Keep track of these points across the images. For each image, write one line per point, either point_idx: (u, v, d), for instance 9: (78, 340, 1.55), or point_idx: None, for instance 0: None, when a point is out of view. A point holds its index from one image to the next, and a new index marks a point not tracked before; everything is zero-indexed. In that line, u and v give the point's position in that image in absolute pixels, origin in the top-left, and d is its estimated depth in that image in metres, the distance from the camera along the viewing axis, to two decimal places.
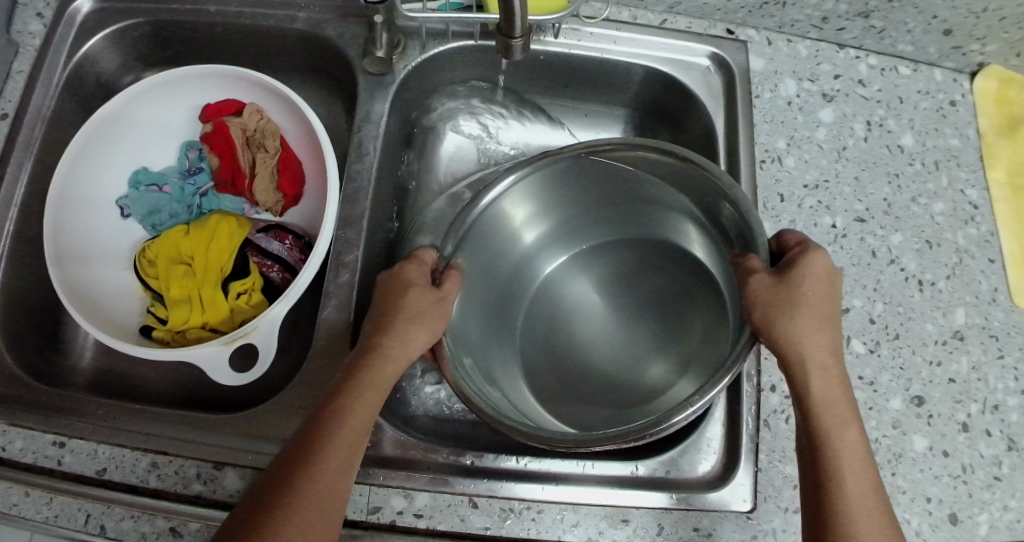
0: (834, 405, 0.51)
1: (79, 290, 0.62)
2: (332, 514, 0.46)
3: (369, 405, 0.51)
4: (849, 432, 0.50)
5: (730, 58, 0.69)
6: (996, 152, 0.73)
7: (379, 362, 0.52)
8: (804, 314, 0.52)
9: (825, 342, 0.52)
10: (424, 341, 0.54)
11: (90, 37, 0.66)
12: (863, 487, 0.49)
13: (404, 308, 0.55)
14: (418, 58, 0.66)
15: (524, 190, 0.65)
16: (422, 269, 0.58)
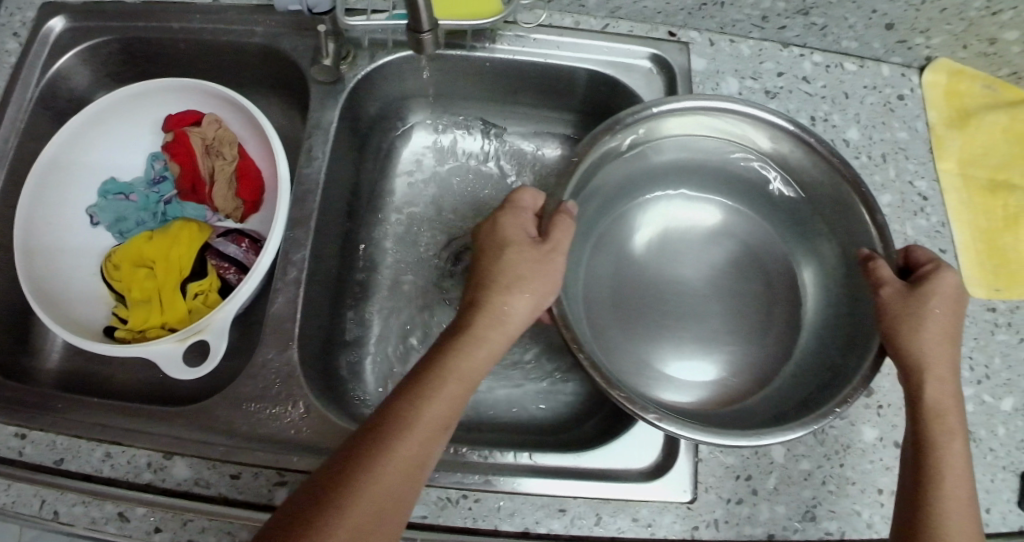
0: (941, 415, 0.51)
1: (45, 289, 0.65)
2: (411, 484, 0.44)
3: (470, 365, 0.50)
4: (956, 444, 0.50)
5: (670, 58, 0.70)
6: (946, 144, 0.73)
7: (481, 325, 0.52)
8: (931, 323, 0.52)
9: (948, 355, 0.52)
10: (527, 308, 0.54)
11: (62, 55, 0.71)
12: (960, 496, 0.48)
13: (505, 274, 0.54)
14: (368, 67, 0.68)
15: (660, 125, 0.64)
16: (521, 230, 0.57)
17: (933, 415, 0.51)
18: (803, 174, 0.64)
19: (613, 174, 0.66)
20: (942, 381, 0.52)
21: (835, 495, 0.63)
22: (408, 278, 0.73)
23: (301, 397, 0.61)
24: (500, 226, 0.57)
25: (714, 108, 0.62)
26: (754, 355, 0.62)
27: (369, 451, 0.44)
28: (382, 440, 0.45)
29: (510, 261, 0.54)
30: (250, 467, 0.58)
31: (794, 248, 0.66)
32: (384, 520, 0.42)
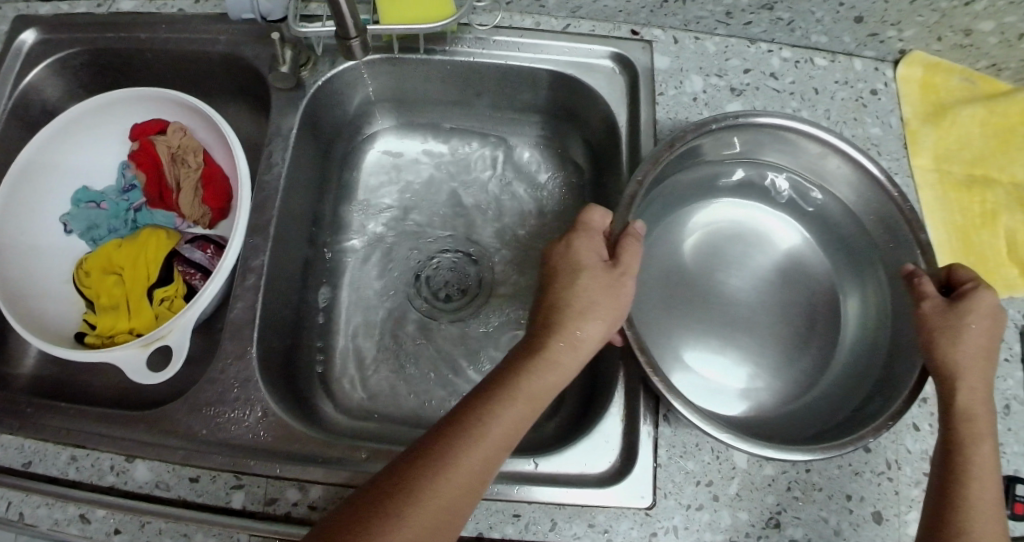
0: (974, 422, 0.49)
1: (17, 296, 0.67)
2: (466, 501, 0.44)
3: (540, 387, 0.50)
4: (985, 450, 0.48)
5: (632, 57, 0.69)
6: (920, 140, 0.71)
7: (554, 348, 0.50)
8: (970, 336, 0.51)
9: (986, 360, 0.51)
10: (598, 335, 0.51)
11: (34, 67, 0.72)
12: (988, 502, 0.47)
13: (577, 297, 0.52)
14: (328, 73, 0.69)
15: (729, 137, 0.61)
16: (595, 249, 0.54)
17: (964, 420, 0.49)
18: (860, 196, 0.61)
19: (676, 181, 0.64)
20: (978, 392, 0.50)
21: (800, 502, 0.62)
22: (374, 282, 0.74)
23: (257, 403, 0.62)
24: (575, 246, 0.54)
25: (784, 122, 0.59)
26: (797, 370, 0.60)
27: (431, 462, 0.44)
28: (446, 453, 0.45)
29: (584, 285, 0.52)
30: (208, 471, 0.59)
31: (838, 261, 0.64)
32: (438, 532, 0.42)
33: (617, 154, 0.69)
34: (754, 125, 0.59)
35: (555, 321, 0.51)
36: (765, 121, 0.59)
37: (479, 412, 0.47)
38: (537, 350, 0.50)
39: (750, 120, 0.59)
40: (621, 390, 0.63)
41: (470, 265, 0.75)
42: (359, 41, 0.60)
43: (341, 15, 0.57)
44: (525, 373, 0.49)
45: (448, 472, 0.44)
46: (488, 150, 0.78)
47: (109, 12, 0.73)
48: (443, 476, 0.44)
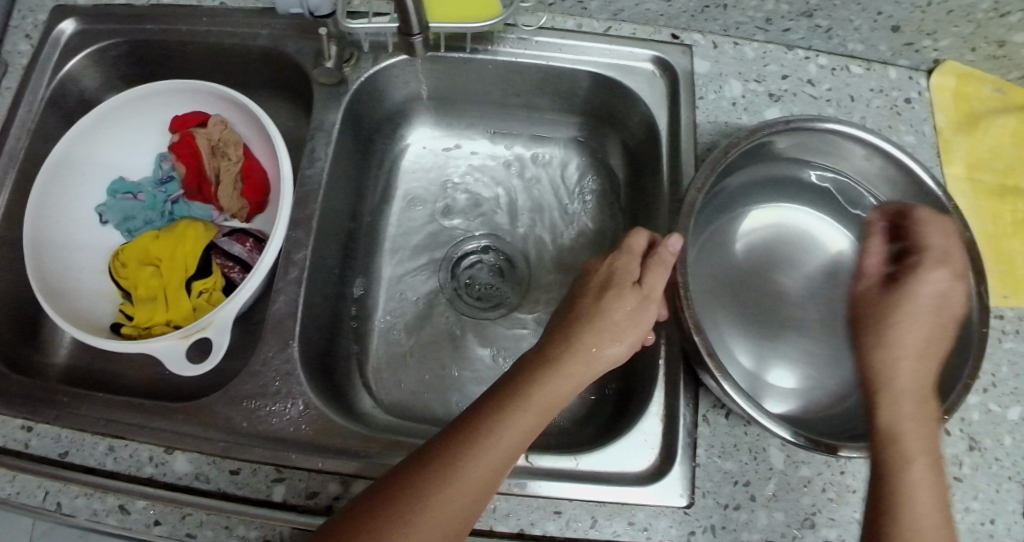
0: (899, 441, 0.47)
1: (54, 286, 0.67)
2: (478, 502, 0.45)
3: (556, 397, 0.50)
4: (915, 468, 0.45)
5: (673, 61, 0.70)
6: (953, 148, 0.72)
7: (572, 361, 0.52)
8: (904, 321, 0.51)
9: (911, 373, 0.49)
10: (618, 353, 0.53)
11: (72, 56, 0.72)
12: (932, 524, 0.44)
13: (606, 315, 0.54)
14: (371, 69, 0.69)
15: (787, 141, 0.63)
16: (629, 270, 0.56)
17: (890, 440, 0.47)
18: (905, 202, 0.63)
19: (734, 181, 0.65)
20: (918, 385, 0.49)
21: (835, 503, 0.62)
22: (409, 279, 0.74)
23: (299, 396, 0.62)
24: (612, 265, 0.57)
25: (841, 129, 0.61)
26: (847, 372, 0.61)
27: (441, 466, 0.45)
28: (457, 456, 0.45)
29: (613, 306, 0.54)
30: (249, 463, 0.59)
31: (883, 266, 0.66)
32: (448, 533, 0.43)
33: (657, 156, 0.69)
34: (812, 130, 0.61)
35: (579, 336, 0.52)
36: (823, 127, 0.61)
37: (492, 418, 0.47)
38: (554, 361, 0.51)
39: (809, 125, 0.61)
40: (660, 390, 0.64)
41: (508, 266, 0.76)
42: (420, 37, 0.63)
43: (406, 10, 0.59)
44: (540, 383, 0.50)
45: (462, 473, 0.44)
46: (525, 150, 0.79)
47: (150, 4, 0.73)
48: (454, 484, 0.44)
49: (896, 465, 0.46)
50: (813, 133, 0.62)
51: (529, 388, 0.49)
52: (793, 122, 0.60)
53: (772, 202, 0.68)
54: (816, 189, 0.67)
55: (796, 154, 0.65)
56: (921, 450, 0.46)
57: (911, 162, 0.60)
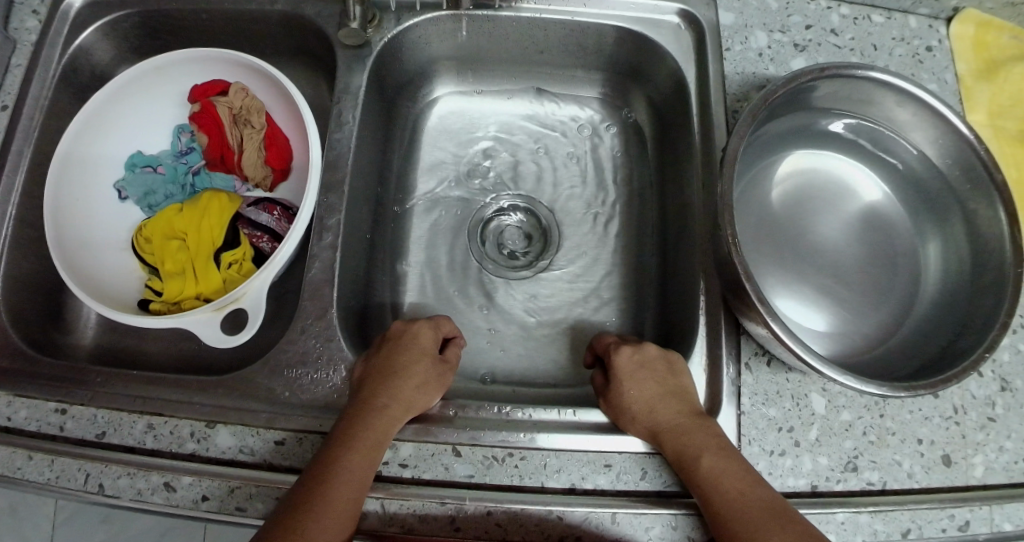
0: (692, 455, 0.54)
1: (77, 267, 0.65)
2: (347, 513, 0.49)
3: (377, 429, 0.54)
4: (716, 463, 0.53)
5: (697, 13, 0.71)
6: (974, 95, 0.75)
7: (374, 391, 0.56)
8: (634, 376, 0.59)
9: (662, 406, 0.57)
10: (428, 396, 0.58)
11: (84, 30, 0.71)
12: (749, 502, 0.50)
13: (410, 363, 0.59)
14: (395, 29, 0.69)
15: (824, 89, 0.63)
16: (433, 333, 0.63)
17: (686, 459, 0.54)
18: (938, 144, 0.62)
19: (773, 127, 0.66)
20: (673, 420, 0.56)
21: (875, 446, 0.63)
22: (437, 246, 0.74)
23: (341, 363, 0.60)
24: (412, 334, 0.62)
25: (876, 76, 0.60)
26: (877, 317, 0.63)
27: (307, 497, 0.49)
28: (316, 487, 0.49)
29: (404, 362, 0.59)
30: (294, 433, 0.58)
31: (919, 216, 0.65)
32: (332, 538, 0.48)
33: (686, 111, 0.71)
34: (850, 77, 0.61)
35: (373, 386, 0.57)
36: (862, 75, 0.61)
37: (324, 465, 0.51)
38: (375, 394, 0.56)
39: (846, 73, 0.60)
40: (701, 341, 0.63)
41: (537, 228, 0.76)
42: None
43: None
44: (365, 422, 0.54)
45: (324, 498, 0.49)
46: (549, 111, 0.80)
47: None
48: (323, 506, 0.48)
49: (701, 468, 0.53)
50: (850, 81, 0.62)
51: (354, 428, 0.53)
52: (829, 71, 0.60)
53: (810, 147, 0.68)
54: (848, 137, 0.67)
55: (830, 103, 0.65)
56: (713, 464, 0.53)
57: (943, 108, 0.60)
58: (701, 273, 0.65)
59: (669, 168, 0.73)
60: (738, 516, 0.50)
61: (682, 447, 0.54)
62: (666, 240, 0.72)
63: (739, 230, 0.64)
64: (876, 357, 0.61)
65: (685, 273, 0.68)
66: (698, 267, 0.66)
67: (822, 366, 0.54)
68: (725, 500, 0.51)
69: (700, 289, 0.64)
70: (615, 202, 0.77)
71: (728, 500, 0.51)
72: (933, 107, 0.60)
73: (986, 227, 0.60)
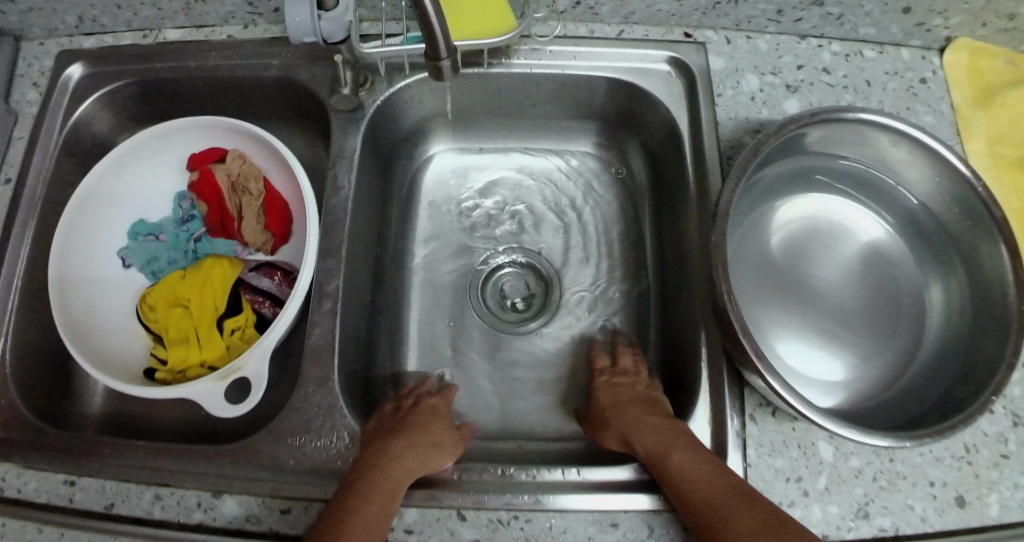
0: (660, 451, 0.55)
1: (83, 339, 0.66)
2: None
3: (391, 482, 0.54)
4: (682, 455, 0.54)
5: (687, 59, 0.73)
6: (972, 125, 0.74)
7: (390, 444, 0.57)
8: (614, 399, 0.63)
9: (634, 414, 0.60)
10: (441, 459, 0.59)
11: (83, 100, 0.73)
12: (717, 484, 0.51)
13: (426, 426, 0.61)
14: (387, 91, 0.71)
15: (815, 133, 0.63)
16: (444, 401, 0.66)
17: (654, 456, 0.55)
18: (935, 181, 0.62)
19: (769, 174, 0.66)
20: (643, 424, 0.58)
21: (886, 491, 0.62)
22: (436, 300, 0.76)
23: (344, 429, 0.60)
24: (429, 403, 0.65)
25: (866, 118, 0.60)
26: (881, 360, 0.62)
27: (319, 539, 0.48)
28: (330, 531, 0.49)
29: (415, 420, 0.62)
30: (300, 501, 0.58)
31: (920, 257, 0.65)
32: None
33: (681, 156, 0.71)
34: (841, 120, 0.61)
35: (383, 437, 0.59)
36: (852, 117, 0.60)
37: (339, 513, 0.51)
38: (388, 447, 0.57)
39: (837, 117, 0.60)
40: (706, 394, 0.63)
41: (537, 280, 0.79)
42: (449, 61, 0.51)
43: (432, 34, 0.47)
44: (376, 467, 0.55)
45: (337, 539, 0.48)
46: (545, 161, 0.82)
47: (156, 42, 0.73)
48: None
49: (669, 461, 0.54)
50: (842, 124, 0.61)
51: (366, 472, 0.54)
52: (819, 116, 0.60)
53: (808, 190, 0.68)
54: (843, 179, 0.67)
55: (822, 145, 0.65)
56: (680, 456, 0.54)
57: (940, 148, 0.60)
58: (702, 322, 0.65)
59: (665, 214, 0.74)
60: (705, 500, 0.50)
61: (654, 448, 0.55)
62: (666, 287, 0.73)
63: (738, 280, 0.64)
64: (884, 401, 0.60)
65: (687, 321, 0.68)
66: (698, 316, 0.66)
67: (828, 422, 0.54)
68: (693, 488, 0.51)
69: (702, 339, 0.64)
70: (613, 250, 0.78)
71: (699, 487, 0.51)
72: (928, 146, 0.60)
73: (988, 267, 0.59)
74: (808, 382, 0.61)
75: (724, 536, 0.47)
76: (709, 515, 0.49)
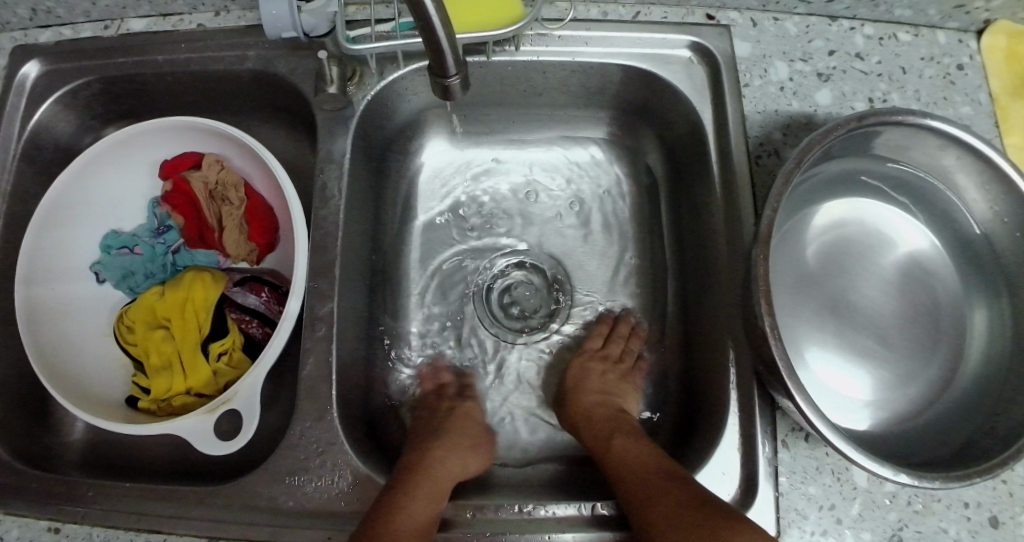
0: (615, 437, 0.60)
1: (57, 370, 0.61)
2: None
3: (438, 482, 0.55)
4: (629, 442, 0.58)
5: (710, 45, 0.66)
6: (1011, 116, 0.69)
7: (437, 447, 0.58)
8: (596, 375, 0.66)
9: (603, 401, 0.64)
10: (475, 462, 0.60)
11: (41, 101, 0.65)
12: (650, 461, 0.55)
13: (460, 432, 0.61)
14: (378, 85, 0.64)
15: (865, 136, 0.57)
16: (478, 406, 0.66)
17: (604, 439, 0.60)
18: (983, 187, 0.57)
19: (809, 179, 0.61)
20: (606, 413, 0.63)
21: (920, 515, 0.58)
22: (441, 312, 0.71)
23: (346, 467, 0.56)
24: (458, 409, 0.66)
25: (917, 120, 0.55)
26: (923, 381, 0.58)
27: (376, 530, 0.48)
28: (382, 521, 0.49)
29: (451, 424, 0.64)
30: None
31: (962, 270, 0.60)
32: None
33: (703, 155, 0.66)
34: (888, 123, 0.55)
35: (430, 437, 0.60)
36: (900, 120, 0.55)
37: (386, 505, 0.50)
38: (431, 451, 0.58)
39: (884, 120, 0.55)
40: (733, 419, 0.59)
41: (547, 287, 0.73)
42: (458, 80, 0.45)
43: (439, 51, 0.42)
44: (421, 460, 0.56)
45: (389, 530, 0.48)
46: (553, 156, 0.76)
47: (119, 34, 0.66)
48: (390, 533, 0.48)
49: (617, 443, 0.59)
50: (890, 127, 0.56)
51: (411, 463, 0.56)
52: (867, 120, 0.54)
53: (845, 194, 0.63)
54: (881, 183, 0.62)
55: (865, 148, 0.60)
56: (623, 443, 0.58)
57: (993, 154, 0.55)
58: (730, 340, 0.61)
59: (686, 215, 0.70)
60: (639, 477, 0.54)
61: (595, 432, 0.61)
62: (687, 296, 0.69)
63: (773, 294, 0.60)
64: (925, 425, 0.56)
65: (712, 336, 0.64)
66: (726, 333, 0.62)
67: (873, 464, 0.49)
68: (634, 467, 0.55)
69: (730, 359, 0.60)
70: (627, 255, 0.73)
71: (631, 467, 0.55)
72: (984, 152, 0.55)
73: None
74: (845, 407, 0.57)
75: (644, 507, 0.51)
76: (638, 490, 0.53)
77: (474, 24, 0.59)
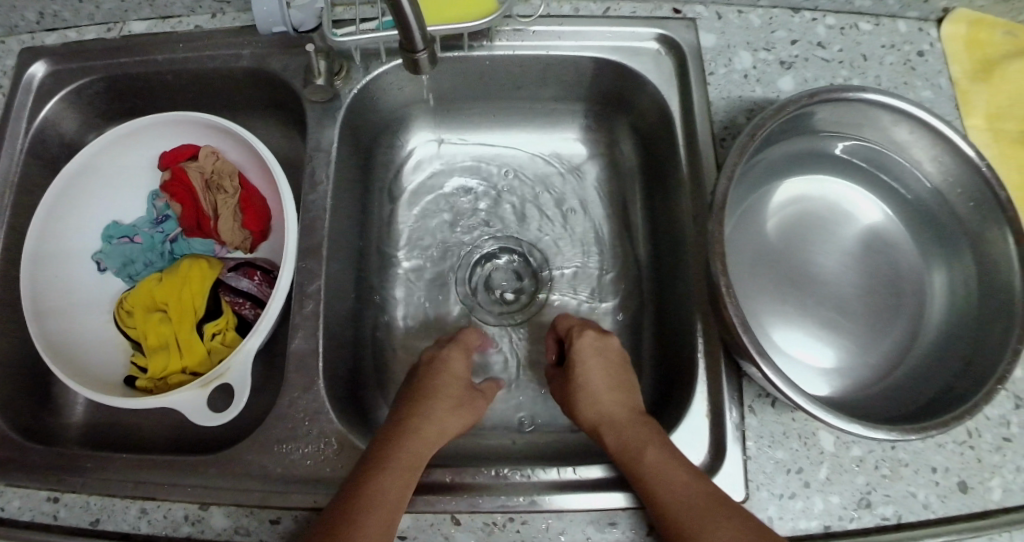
0: (629, 445, 0.56)
1: (60, 350, 0.64)
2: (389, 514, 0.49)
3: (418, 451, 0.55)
4: (652, 454, 0.54)
5: (676, 36, 0.70)
6: (972, 98, 0.71)
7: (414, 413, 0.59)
8: (591, 371, 0.62)
9: (614, 398, 0.60)
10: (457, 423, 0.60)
11: (48, 100, 0.69)
12: (677, 477, 0.52)
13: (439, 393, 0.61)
14: (363, 79, 0.68)
15: (820, 112, 0.60)
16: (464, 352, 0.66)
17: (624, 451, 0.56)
18: (937, 160, 0.60)
19: (771, 156, 0.64)
20: (617, 416, 0.59)
21: (888, 479, 0.60)
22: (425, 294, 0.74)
23: (332, 435, 0.59)
24: (445, 358, 0.64)
25: (869, 97, 0.58)
26: (882, 349, 0.60)
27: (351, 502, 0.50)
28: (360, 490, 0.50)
29: (438, 385, 0.61)
30: (289, 510, 0.56)
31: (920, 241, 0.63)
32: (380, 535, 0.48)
33: (671, 140, 0.69)
34: (841, 100, 0.58)
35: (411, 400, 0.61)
36: (852, 96, 0.58)
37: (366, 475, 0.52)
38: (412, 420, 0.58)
39: (836, 96, 0.58)
40: (703, 388, 0.61)
41: (528, 270, 0.76)
42: (427, 53, 0.48)
43: (407, 27, 0.45)
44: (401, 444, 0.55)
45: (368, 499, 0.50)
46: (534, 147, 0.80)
47: (120, 36, 0.70)
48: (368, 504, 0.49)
49: (637, 456, 0.54)
50: (844, 103, 0.59)
51: (391, 448, 0.54)
52: (820, 96, 0.57)
53: (806, 172, 0.66)
54: (841, 161, 0.65)
55: (822, 126, 0.63)
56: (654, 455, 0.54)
57: (942, 126, 0.58)
58: (698, 313, 0.63)
59: (659, 199, 0.73)
60: (677, 504, 0.50)
61: (630, 442, 0.56)
62: (660, 275, 0.72)
63: (736, 266, 0.63)
64: (886, 388, 0.58)
65: (682, 311, 0.67)
66: (695, 306, 0.64)
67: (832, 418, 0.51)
68: (665, 488, 0.52)
69: (699, 330, 0.63)
70: (605, 239, 0.76)
71: (661, 484, 0.52)
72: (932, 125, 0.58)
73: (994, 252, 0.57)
74: (808, 373, 0.59)
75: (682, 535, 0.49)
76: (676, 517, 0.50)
77: (452, 18, 0.62)
